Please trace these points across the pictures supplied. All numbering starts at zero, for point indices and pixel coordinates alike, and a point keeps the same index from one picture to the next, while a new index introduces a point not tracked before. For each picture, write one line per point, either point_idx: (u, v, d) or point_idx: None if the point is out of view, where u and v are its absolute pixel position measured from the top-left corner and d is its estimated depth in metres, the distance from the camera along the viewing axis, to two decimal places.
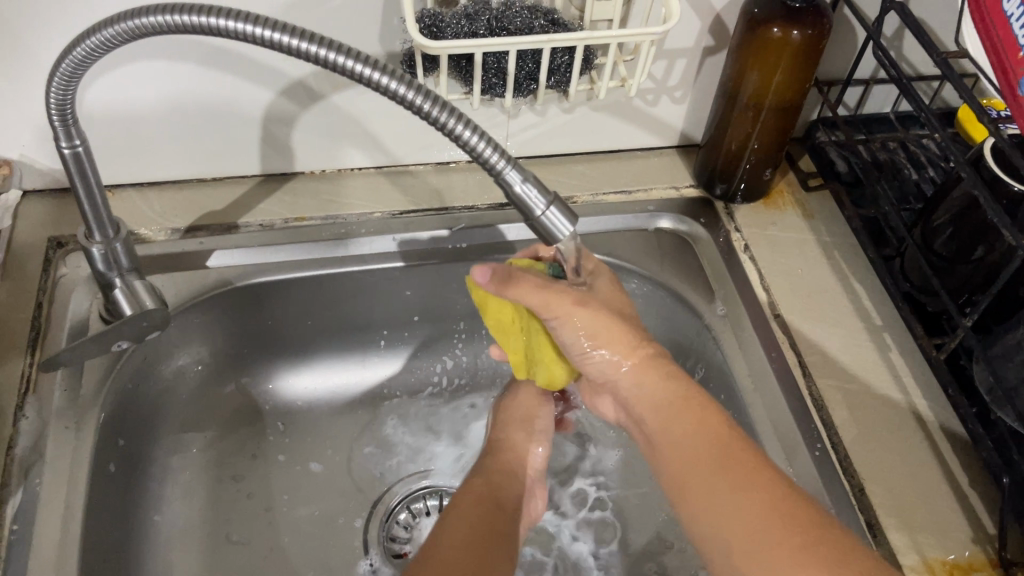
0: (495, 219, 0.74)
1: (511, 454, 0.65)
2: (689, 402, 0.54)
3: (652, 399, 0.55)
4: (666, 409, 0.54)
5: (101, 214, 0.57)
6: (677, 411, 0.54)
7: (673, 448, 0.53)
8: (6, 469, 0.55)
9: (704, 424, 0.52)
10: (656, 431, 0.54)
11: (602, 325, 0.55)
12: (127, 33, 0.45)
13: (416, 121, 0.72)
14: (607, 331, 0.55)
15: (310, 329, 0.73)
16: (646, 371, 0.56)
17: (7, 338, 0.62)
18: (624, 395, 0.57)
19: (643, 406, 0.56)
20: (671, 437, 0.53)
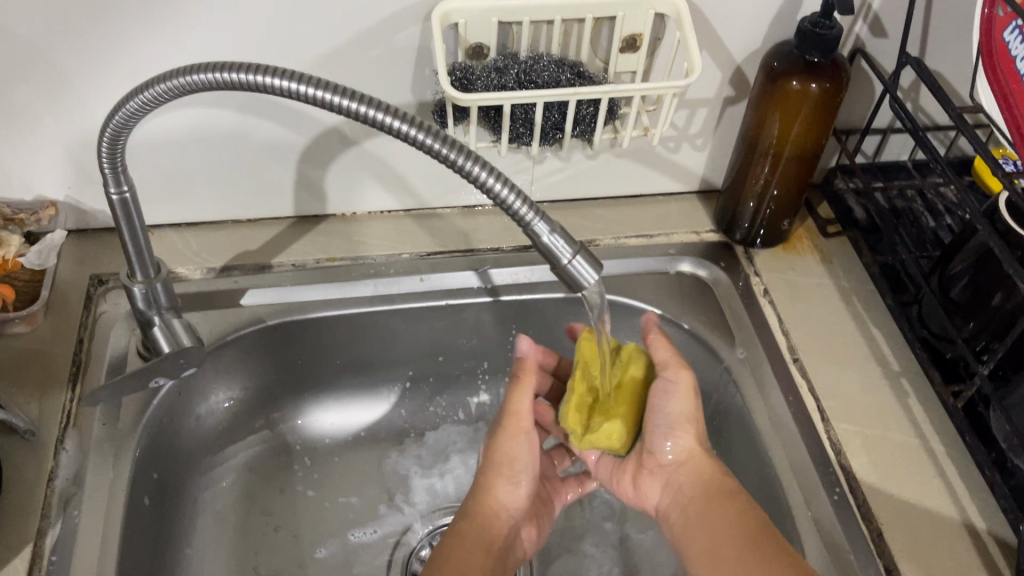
0: (519, 262, 0.76)
1: (495, 488, 0.66)
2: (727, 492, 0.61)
3: (697, 487, 0.63)
4: (709, 495, 0.62)
5: (144, 256, 0.59)
6: (715, 500, 0.61)
7: (712, 529, 0.60)
8: (47, 501, 0.57)
9: (732, 506, 0.60)
10: (699, 513, 0.62)
11: (692, 413, 0.65)
12: (177, 88, 0.47)
13: (444, 165, 0.74)
14: (691, 418, 0.64)
15: (339, 367, 0.75)
16: (708, 467, 0.64)
17: (49, 371, 0.64)
18: (678, 483, 0.65)
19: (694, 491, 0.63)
20: (717, 516, 0.60)
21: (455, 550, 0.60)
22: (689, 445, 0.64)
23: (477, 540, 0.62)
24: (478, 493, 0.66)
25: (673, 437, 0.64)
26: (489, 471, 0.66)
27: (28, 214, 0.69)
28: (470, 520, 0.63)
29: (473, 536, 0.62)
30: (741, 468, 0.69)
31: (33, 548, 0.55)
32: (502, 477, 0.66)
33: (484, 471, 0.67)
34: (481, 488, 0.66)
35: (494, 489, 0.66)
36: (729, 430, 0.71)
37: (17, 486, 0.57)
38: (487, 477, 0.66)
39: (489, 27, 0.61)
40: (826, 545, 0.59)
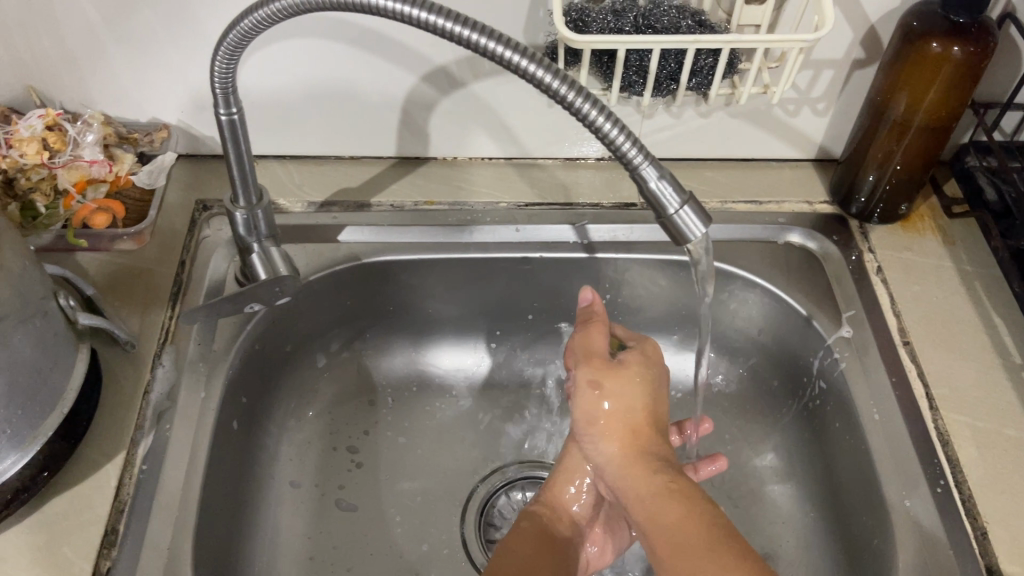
0: (618, 219, 0.73)
1: (561, 492, 0.63)
2: (678, 492, 0.54)
3: (636, 489, 0.56)
4: (647, 499, 0.55)
5: (247, 181, 0.60)
6: (658, 501, 0.54)
7: (643, 520, 0.54)
8: (141, 412, 0.59)
9: (660, 483, 0.55)
10: (642, 519, 0.55)
11: (612, 408, 0.59)
12: (291, 8, 0.47)
13: (551, 112, 0.72)
14: (607, 415, 0.59)
15: (430, 314, 0.75)
16: (636, 462, 0.58)
17: (151, 288, 0.65)
18: (612, 483, 0.59)
19: (634, 498, 0.56)
20: (643, 504, 0.55)
21: (515, 543, 0.57)
22: (617, 446, 0.59)
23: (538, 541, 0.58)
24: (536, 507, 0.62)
25: (592, 436, 0.60)
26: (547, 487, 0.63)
27: (141, 134, 0.69)
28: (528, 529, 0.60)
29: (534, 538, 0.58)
30: (836, 452, 0.66)
31: (125, 456, 0.57)
32: (566, 482, 0.63)
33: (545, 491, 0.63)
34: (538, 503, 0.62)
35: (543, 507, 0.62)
36: (826, 411, 0.68)
37: (114, 395, 0.59)
38: (548, 490, 0.63)
39: None
40: (922, 539, 0.56)
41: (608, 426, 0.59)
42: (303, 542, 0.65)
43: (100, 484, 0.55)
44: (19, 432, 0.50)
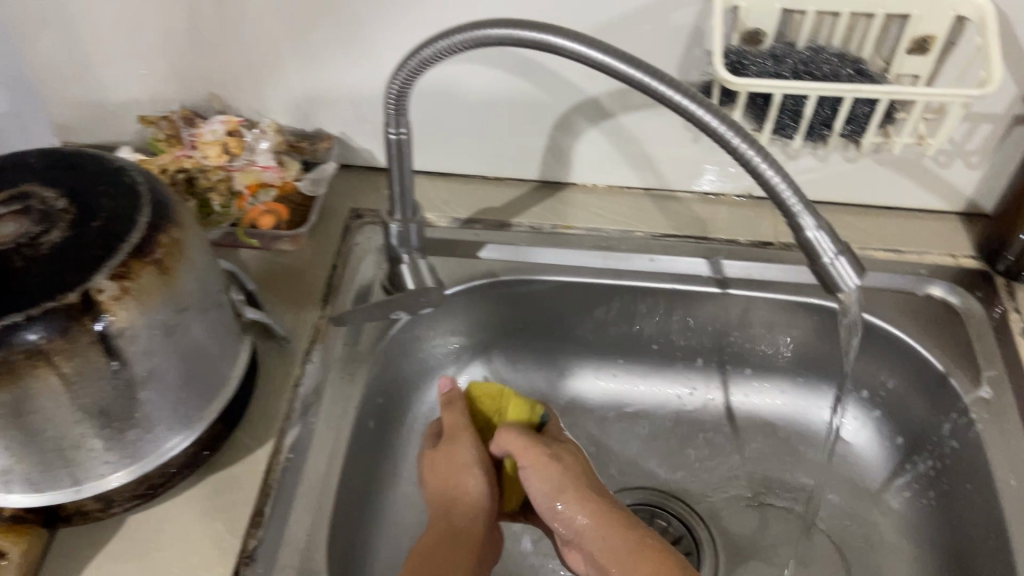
0: (753, 257, 0.73)
1: (466, 484, 0.65)
2: (657, 550, 0.60)
3: (616, 557, 0.61)
4: (630, 562, 0.60)
5: (405, 197, 0.64)
6: (641, 564, 0.60)
7: None
8: (290, 403, 0.63)
9: (645, 544, 0.61)
10: None
11: (563, 478, 0.64)
12: (472, 41, 0.50)
13: (695, 148, 0.73)
14: (566, 486, 0.64)
15: (559, 334, 0.77)
16: (611, 531, 0.62)
17: (305, 287, 0.70)
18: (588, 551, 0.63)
19: (616, 564, 0.61)
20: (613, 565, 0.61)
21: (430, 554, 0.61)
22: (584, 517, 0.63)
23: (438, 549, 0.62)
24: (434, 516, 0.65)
25: (558, 514, 0.64)
26: (442, 488, 0.65)
27: (308, 144, 0.75)
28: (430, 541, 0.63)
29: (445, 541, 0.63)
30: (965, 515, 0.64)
31: (274, 443, 0.61)
32: (465, 482, 0.66)
33: (443, 494, 0.65)
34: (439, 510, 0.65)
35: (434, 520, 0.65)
36: (956, 471, 0.66)
37: (268, 385, 0.64)
38: (453, 505, 0.65)
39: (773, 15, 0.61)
40: None
41: (567, 500, 0.64)
42: None
43: (251, 466, 0.59)
44: (191, 411, 0.55)
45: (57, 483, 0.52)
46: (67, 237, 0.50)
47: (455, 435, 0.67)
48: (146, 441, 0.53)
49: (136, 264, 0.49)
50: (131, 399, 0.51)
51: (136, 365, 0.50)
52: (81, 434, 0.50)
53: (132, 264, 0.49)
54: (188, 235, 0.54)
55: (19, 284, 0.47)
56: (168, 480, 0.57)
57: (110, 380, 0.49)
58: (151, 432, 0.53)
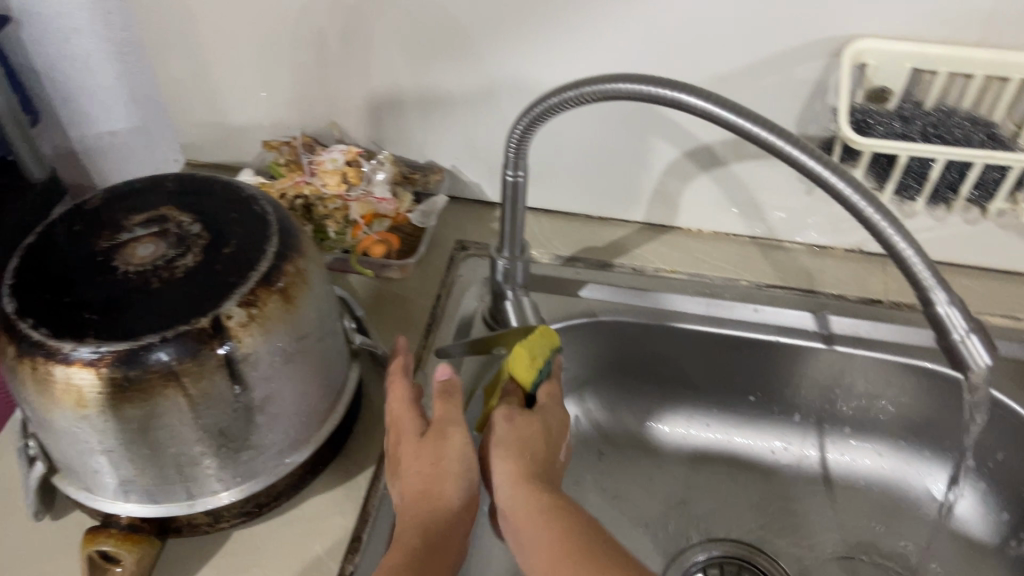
0: (862, 314, 0.72)
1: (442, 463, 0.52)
2: (582, 526, 0.48)
3: (532, 534, 0.48)
4: (548, 531, 0.47)
5: (515, 236, 0.65)
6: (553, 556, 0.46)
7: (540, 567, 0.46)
8: (390, 432, 0.64)
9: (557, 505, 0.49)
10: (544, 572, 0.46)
11: (527, 435, 0.54)
12: (602, 93, 0.51)
13: (807, 200, 0.72)
14: (527, 438, 0.54)
15: (655, 377, 0.78)
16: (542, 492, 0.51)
17: (410, 316, 0.71)
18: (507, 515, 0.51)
19: (538, 540, 0.47)
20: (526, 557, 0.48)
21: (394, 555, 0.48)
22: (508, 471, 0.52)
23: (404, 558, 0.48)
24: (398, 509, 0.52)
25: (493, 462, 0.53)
26: (415, 486, 0.51)
27: (421, 176, 0.77)
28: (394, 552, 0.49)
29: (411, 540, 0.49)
30: None
31: (374, 471, 0.62)
32: (444, 455, 0.52)
33: (414, 486, 0.51)
34: (404, 508, 0.51)
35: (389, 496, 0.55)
36: None
37: (371, 412, 0.65)
38: (431, 503, 0.51)
39: (902, 71, 0.60)
40: None
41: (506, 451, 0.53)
42: None
43: (351, 492, 0.60)
44: (300, 435, 0.57)
45: (173, 496, 0.54)
46: (200, 262, 0.52)
47: (445, 432, 0.53)
48: (258, 462, 0.55)
49: (263, 293, 0.51)
50: (248, 422, 0.53)
51: (255, 389, 0.52)
52: (199, 453, 0.52)
53: (260, 293, 0.51)
54: (310, 265, 0.56)
55: (156, 306, 0.50)
56: (275, 500, 0.58)
57: (232, 403, 0.51)
58: (263, 453, 0.55)
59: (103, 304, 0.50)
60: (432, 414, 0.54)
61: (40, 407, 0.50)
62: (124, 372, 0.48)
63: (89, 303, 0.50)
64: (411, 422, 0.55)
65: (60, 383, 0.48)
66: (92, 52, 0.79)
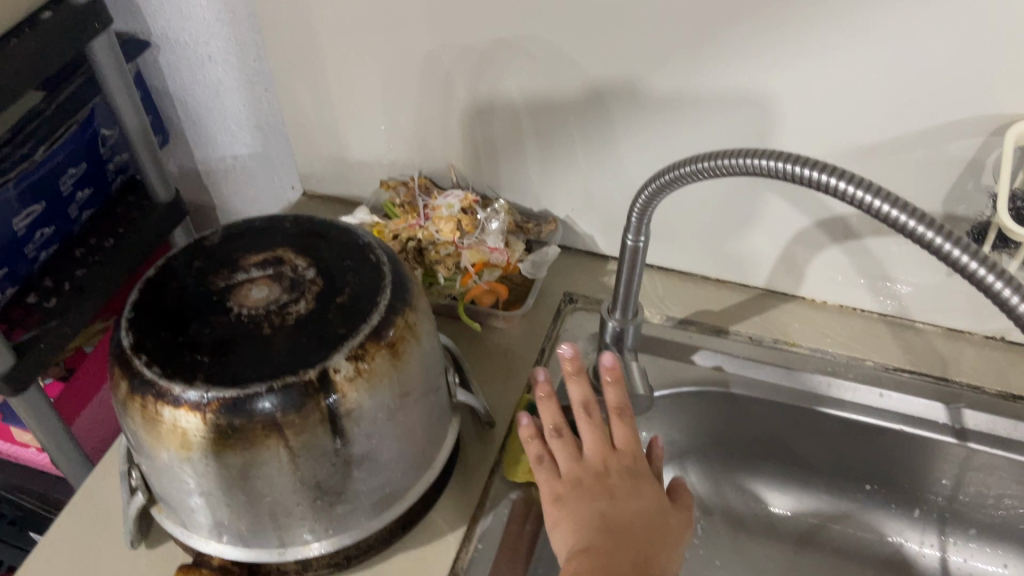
0: (1000, 410, 0.65)
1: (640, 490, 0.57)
2: None
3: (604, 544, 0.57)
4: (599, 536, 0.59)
5: (630, 298, 0.62)
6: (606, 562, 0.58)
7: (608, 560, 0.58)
8: (484, 491, 0.62)
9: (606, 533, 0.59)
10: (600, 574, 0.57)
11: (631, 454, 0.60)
12: (740, 167, 0.48)
13: (947, 282, 0.67)
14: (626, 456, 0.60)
15: (767, 453, 0.73)
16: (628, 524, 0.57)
17: (514, 370, 0.69)
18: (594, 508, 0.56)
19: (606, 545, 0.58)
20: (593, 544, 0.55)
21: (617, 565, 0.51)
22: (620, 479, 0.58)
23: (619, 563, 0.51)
24: (600, 519, 0.54)
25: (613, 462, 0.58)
26: (643, 532, 0.54)
27: (534, 225, 0.75)
28: (593, 550, 0.51)
29: (621, 555, 0.51)
30: None
31: (465, 531, 0.60)
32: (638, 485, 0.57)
33: (642, 530, 0.54)
34: (617, 529, 0.53)
35: (560, 485, 0.57)
36: None
37: (467, 468, 0.63)
38: (661, 554, 0.53)
39: None
40: None
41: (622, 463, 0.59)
42: None
43: (439, 551, 0.58)
44: (396, 490, 0.56)
45: (264, 542, 0.53)
46: (312, 310, 0.52)
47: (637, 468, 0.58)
48: (351, 516, 0.54)
49: (371, 346, 0.50)
50: (346, 476, 0.51)
51: (354, 444, 0.50)
52: (295, 503, 0.51)
53: (368, 346, 0.50)
54: (419, 318, 0.55)
55: (266, 352, 0.49)
56: (363, 554, 0.57)
57: (332, 456, 0.50)
58: (357, 507, 0.53)
59: (213, 346, 0.50)
60: (618, 437, 0.60)
61: (146, 444, 0.50)
62: (229, 419, 0.47)
63: (199, 345, 0.50)
64: (640, 477, 0.58)
65: (167, 424, 0.48)
66: (223, 81, 0.80)
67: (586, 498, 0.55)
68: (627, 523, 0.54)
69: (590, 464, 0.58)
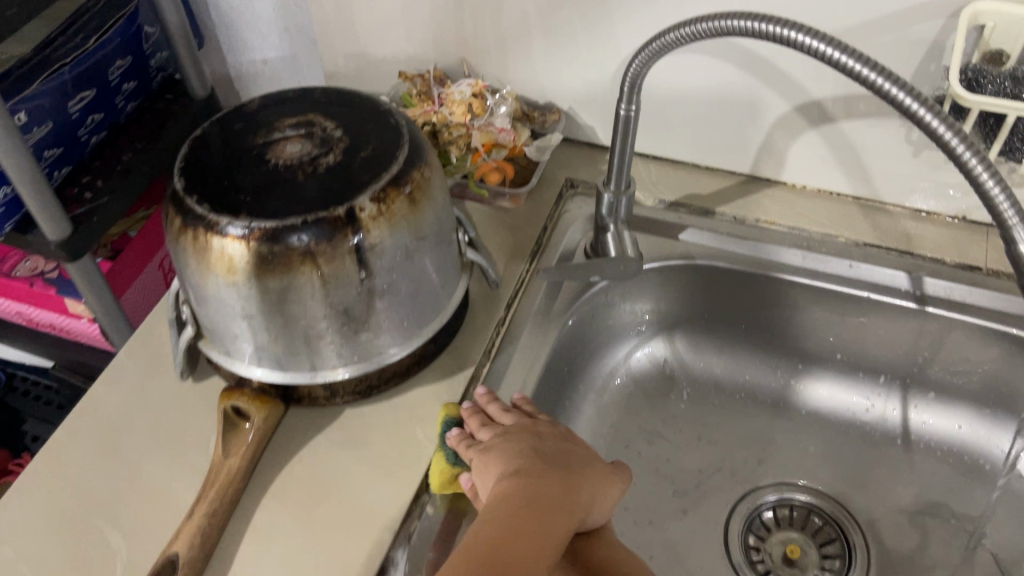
0: (957, 279, 0.72)
1: (566, 457, 0.59)
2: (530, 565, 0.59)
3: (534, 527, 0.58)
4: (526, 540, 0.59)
5: (623, 170, 0.69)
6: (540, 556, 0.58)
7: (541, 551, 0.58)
8: (488, 341, 0.70)
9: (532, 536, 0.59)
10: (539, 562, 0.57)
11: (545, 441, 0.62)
12: (714, 30, 0.54)
13: (913, 163, 0.74)
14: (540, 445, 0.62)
15: (747, 324, 0.81)
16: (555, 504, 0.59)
17: (518, 242, 0.77)
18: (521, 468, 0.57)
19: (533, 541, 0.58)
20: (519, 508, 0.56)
21: (547, 509, 0.54)
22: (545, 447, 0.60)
23: (547, 501, 0.54)
24: (525, 471, 0.56)
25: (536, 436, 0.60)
26: (566, 473, 0.57)
27: (539, 115, 0.82)
28: (523, 494, 0.54)
29: (548, 496, 0.55)
30: None
31: (473, 371, 0.68)
32: (562, 455, 0.60)
33: (564, 472, 0.57)
34: (544, 475, 0.56)
35: (484, 455, 0.58)
36: None
37: (474, 321, 0.72)
38: (583, 493, 0.57)
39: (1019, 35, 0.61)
40: None
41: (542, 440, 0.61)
42: None
43: (451, 385, 0.67)
44: (411, 327, 0.64)
45: (298, 365, 0.61)
46: (339, 160, 0.59)
47: (557, 442, 0.61)
48: (372, 345, 0.62)
49: (391, 192, 0.58)
50: (369, 306, 0.59)
51: (377, 276, 0.58)
52: (325, 328, 0.59)
53: (388, 192, 0.57)
54: (433, 175, 0.62)
55: (300, 193, 0.57)
56: (384, 383, 0.66)
57: (357, 286, 0.58)
58: (378, 337, 0.62)
59: (254, 188, 0.57)
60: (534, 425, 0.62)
61: (195, 274, 0.58)
62: (269, 247, 0.54)
63: (242, 187, 0.58)
64: (558, 437, 0.61)
65: (215, 252, 0.56)
66: None
67: (510, 458, 0.57)
68: (550, 469, 0.57)
69: (510, 430, 0.60)
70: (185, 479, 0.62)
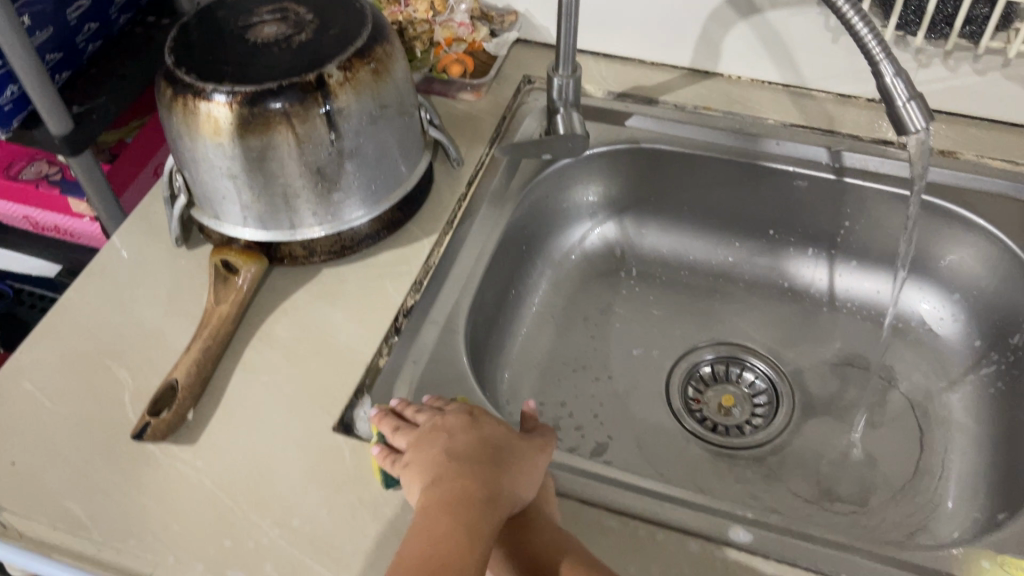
0: (871, 152, 0.81)
1: (485, 441, 0.55)
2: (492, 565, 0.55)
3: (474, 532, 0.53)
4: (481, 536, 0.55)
5: (569, 54, 0.77)
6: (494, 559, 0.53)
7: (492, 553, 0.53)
8: (451, 212, 0.78)
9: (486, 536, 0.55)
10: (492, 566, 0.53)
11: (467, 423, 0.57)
12: None
13: (833, 49, 0.81)
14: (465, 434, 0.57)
15: (689, 205, 0.89)
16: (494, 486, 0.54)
17: (479, 129, 0.85)
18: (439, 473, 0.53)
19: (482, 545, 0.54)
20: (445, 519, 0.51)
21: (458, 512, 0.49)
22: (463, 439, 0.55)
23: (467, 498, 0.50)
24: (441, 476, 0.52)
25: (450, 427, 0.56)
26: (486, 464, 0.53)
27: (497, 16, 0.92)
28: (440, 501, 0.50)
29: (466, 495, 0.50)
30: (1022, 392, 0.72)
31: (438, 237, 0.76)
32: (482, 441, 0.55)
33: (485, 464, 0.53)
34: (463, 472, 0.52)
35: (406, 467, 0.54)
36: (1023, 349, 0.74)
37: (438, 196, 0.80)
38: (509, 478, 0.53)
39: None
40: None
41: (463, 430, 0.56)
42: (545, 348, 0.83)
43: (417, 248, 0.76)
44: (378, 191, 0.72)
45: (279, 223, 0.70)
46: (311, 38, 0.67)
47: (477, 427, 0.56)
48: (345, 205, 0.70)
49: (356, 62, 0.65)
50: (339, 166, 0.67)
51: (345, 138, 0.66)
52: (302, 186, 0.67)
53: (354, 62, 0.65)
54: (394, 53, 0.70)
55: (275, 63, 0.65)
56: (356, 245, 0.74)
57: (328, 146, 0.66)
58: (349, 198, 0.70)
59: (235, 61, 0.65)
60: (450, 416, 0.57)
61: (185, 140, 0.66)
62: (249, 108, 0.62)
63: (225, 61, 0.65)
64: (471, 426, 0.56)
65: (202, 115, 0.63)
66: None
67: (427, 463, 0.53)
68: (469, 464, 0.53)
69: (423, 433, 0.56)
70: (184, 327, 0.71)
